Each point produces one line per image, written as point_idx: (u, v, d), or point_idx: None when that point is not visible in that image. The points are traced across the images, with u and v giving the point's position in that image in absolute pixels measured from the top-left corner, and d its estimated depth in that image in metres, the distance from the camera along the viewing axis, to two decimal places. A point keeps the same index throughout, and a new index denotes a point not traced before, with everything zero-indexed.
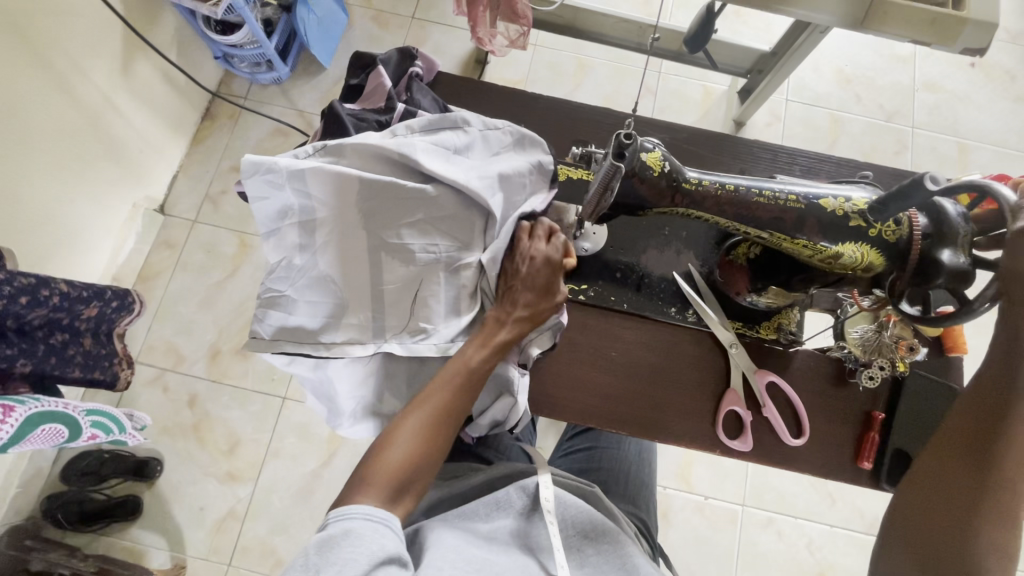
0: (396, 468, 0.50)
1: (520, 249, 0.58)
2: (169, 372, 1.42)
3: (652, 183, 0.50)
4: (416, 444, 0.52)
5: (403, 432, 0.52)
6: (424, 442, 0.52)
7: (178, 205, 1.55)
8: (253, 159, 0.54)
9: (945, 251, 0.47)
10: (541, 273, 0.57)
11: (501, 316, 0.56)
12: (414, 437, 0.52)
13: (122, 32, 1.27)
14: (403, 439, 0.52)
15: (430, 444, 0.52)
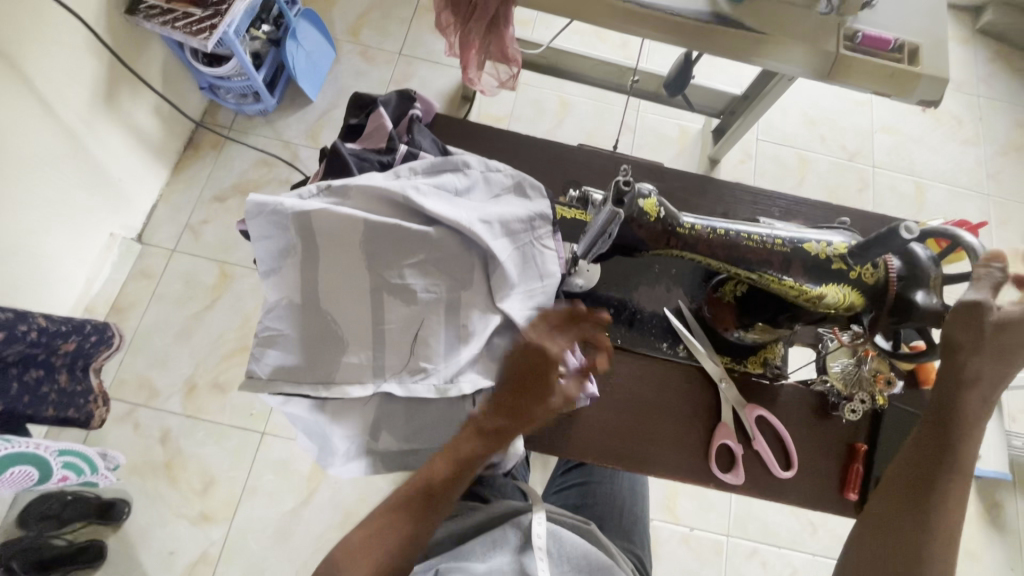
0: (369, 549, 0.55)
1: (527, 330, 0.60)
2: (141, 408, 1.37)
3: (649, 227, 0.53)
4: (390, 537, 0.55)
5: (382, 522, 0.56)
6: (398, 536, 0.55)
7: (157, 234, 1.51)
8: (259, 201, 0.56)
9: (920, 292, 0.50)
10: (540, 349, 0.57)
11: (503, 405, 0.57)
12: (391, 529, 0.55)
13: (108, 62, 1.26)
14: (380, 531, 0.55)
15: (405, 539, 0.55)
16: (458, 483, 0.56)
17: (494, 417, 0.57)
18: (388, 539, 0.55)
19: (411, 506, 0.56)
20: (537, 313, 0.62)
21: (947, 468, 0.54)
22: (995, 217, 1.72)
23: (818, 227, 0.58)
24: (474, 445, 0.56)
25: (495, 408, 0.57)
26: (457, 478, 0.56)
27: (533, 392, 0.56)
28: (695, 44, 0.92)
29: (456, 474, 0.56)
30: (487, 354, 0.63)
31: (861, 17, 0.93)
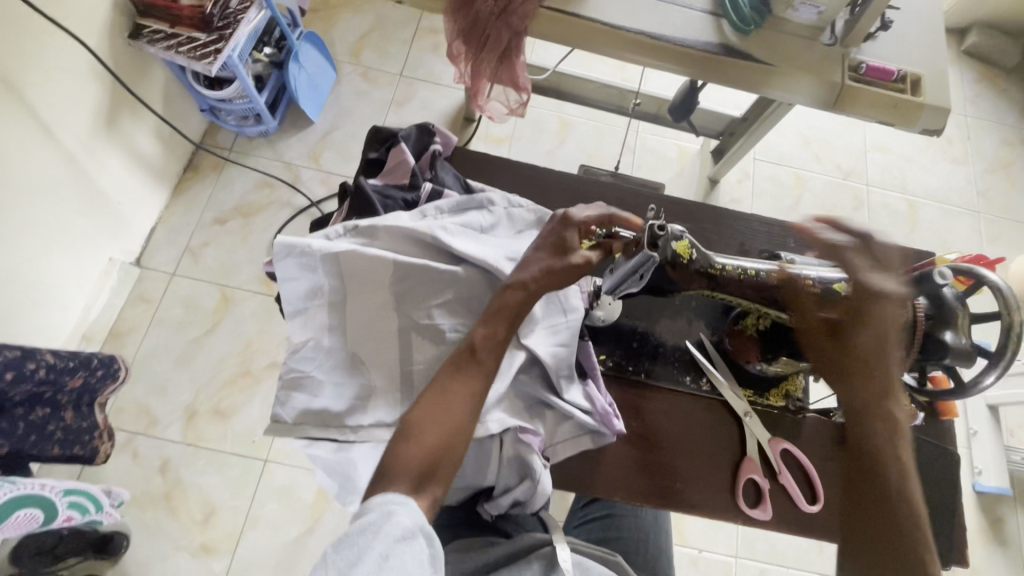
0: (422, 447, 0.50)
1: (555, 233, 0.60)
2: (140, 436, 1.34)
3: (682, 269, 0.54)
4: (430, 431, 0.51)
5: (418, 418, 0.52)
6: (439, 429, 0.51)
7: (155, 258, 1.49)
8: (286, 243, 0.56)
9: (948, 332, 0.52)
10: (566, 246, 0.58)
11: (532, 273, 0.57)
12: (428, 417, 0.52)
13: (110, 87, 1.25)
14: (427, 433, 0.51)
15: (447, 434, 0.51)
16: (484, 356, 0.55)
17: (521, 284, 0.57)
18: (429, 434, 0.51)
19: (441, 398, 0.53)
20: (565, 350, 0.64)
21: (884, 496, 0.50)
22: (986, 234, 1.75)
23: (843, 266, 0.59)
24: (487, 321, 0.56)
25: (519, 276, 0.57)
26: (483, 352, 0.55)
27: (565, 258, 0.57)
28: (704, 75, 0.93)
29: (480, 348, 0.55)
30: (513, 390, 0.64)
31: (865, 48, 0.95)
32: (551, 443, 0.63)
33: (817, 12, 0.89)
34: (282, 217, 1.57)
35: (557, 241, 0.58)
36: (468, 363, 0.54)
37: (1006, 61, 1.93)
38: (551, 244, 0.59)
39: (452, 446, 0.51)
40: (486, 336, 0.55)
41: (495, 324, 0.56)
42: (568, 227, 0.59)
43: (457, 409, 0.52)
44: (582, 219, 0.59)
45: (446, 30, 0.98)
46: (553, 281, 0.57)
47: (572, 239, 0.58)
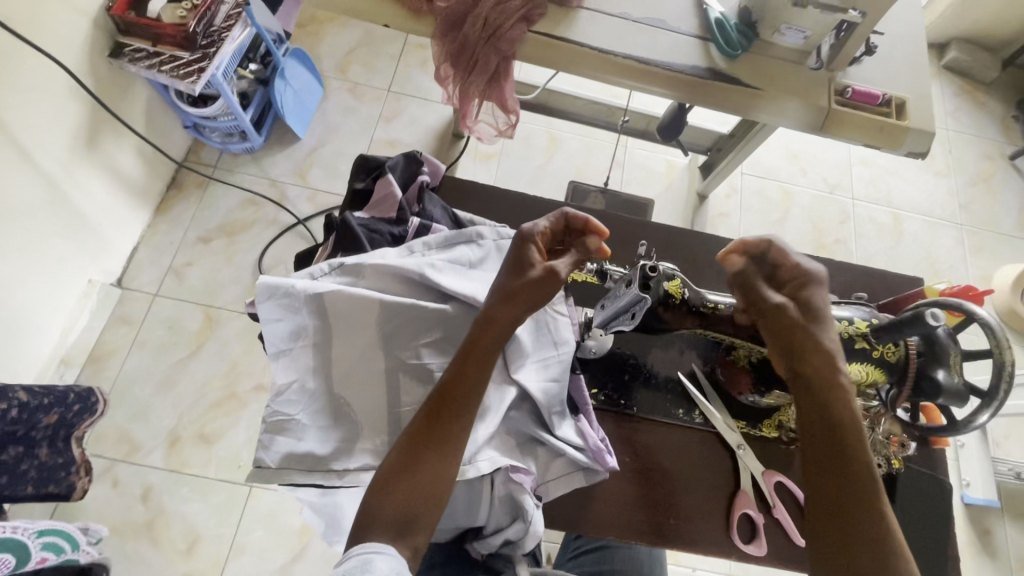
0: (399, 493, 0.48)
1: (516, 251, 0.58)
2: (120, 463, 1.30)
3: (674, 308, 0.57)
4: (404, 481, 0.49)
5: (392, 469, 0.50)
6: (411, 480, 0.49)
7: (137, 278, 1.46)
8: (268, 284, 0.54)
9: (941, 371, 0.51)
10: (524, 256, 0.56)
11: (493, 299, 0.55)
12: (402, 467, 0.50)
13: (90, 107, 1.23)
14: (399, 477, 0.49)
15: (422, 484, 0.49)
16: (457, 398, 0.52)
17: (490, 321, 0.55)
18: (403, 485, 0.49)
19: (415, 447, 0.51)
20: (556, 386, 0.63)
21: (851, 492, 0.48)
22: (969, 246, 1.77)
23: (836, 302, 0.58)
24: (458, 362, 0.54)
25: (487, 310, 0.55)
26: (456, 395, 0.52)
27: (526, 273, 0.55)
28: (692, 98, 0.93)
29: (453, 390, 0.53)
30: (504, 427, 0.63)
31: (850, 72, 0.95)
32: (543, 480, 0.62)
33: (802, 37, 0.90)
34: (268, 235, 1.54)
35: (517, 258, 0.56)
36: (442, 408, 0.52)
37: (985, 76, 1.95)
38: (511, 265, 0.56)
39: (427, 496, 0.49)
40: (458, 377, 0.53)
41: (468, 364, 0.53)
42: (525, 242, 0.56)
43: (431, 456, 0.50)
44: (537, 230, 0.57)
45: (433, 53, 0.97)
46: (515, 305, 0.54)
47: (530, 252, 0.55)
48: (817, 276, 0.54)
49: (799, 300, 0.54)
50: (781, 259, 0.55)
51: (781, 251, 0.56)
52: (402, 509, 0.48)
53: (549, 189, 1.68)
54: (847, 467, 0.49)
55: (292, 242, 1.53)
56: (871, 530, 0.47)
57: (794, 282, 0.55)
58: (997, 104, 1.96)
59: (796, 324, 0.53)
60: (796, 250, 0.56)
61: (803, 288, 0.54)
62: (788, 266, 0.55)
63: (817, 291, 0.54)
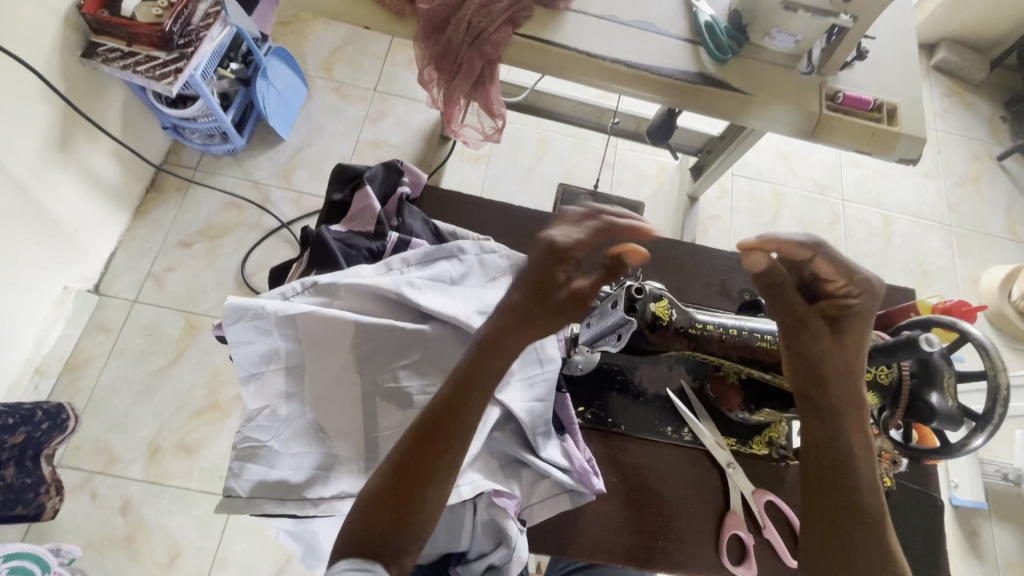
0: (389, 519, 0.45)
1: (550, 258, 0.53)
2: (99, 475, 1.26)
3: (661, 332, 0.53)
4: (390, 501, 0.46)
5: (378, 487, 0.47)
6: (394, 498, 0.46)
7: (116, 284, 1.41)
8: (236, 305, 0.51)
9: (933, 394, 0.50)
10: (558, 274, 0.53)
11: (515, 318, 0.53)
12: (388, 487, 0.47)
13: (63, 109, 1.18)
14: (385, 501, 0.46)
15: (409, 506, 0.46)
16: (455, 418, 0.50)
17: (499, 341, 0.52)
18: (389, 504, 0.46)
19: (405, 467, 0.47)
20: (541, 406, 0.61)
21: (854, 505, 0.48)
22: (957, 247, 1.77)
23: None
24: (456, 381, 0.51)
25: (499, 328, 0.53)
26: (454, 417, 0.49)
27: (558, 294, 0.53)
28: (682, 104, 0.91)
29: (451, 410, 0.50)
30: (487, 449, 0.61)
31: (841, 77, 0.94)
32: (528, 503, 0.60)
33: (793, 41, 0.89)
34: (251, 239, 1.50)
35: (546, 275, 0.53)
36: (437, 428, 0.49)
37: (974, 77, 1.95)
38: (548, 283, 0.53)
39: (413, 518, 0.46)
40: (456, 399, 0.50)
41: (468, 384, 0.51)
42: (559, 257, 0.53)
43: (424, 477, 0.47)
44: (571, 244, 0.53)
45: (416, 56, 0.95)
46: (525, 325, 0.53)
47: (562, 274, 0.53)
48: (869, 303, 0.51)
49: (838, 322, 0.51)
50: (835, 274, 0.51)
51: (832, 263, 0.51)
52: (384, 531, 0.44)
53: (538, 191, 1.65)
54: (861, 484, 0.48)
55: (276, 246, 1.50)
56: (875, 546, 0.47)
57: (838, 302, 0.51)
58: (985, 105, 1.96)
59: (828, 344, 0.50)
60: (850, 263, 0.51)
61: (848, 311, 0.51)
62: (840, 283, 0.51)
63: (857, 315, 0.51)
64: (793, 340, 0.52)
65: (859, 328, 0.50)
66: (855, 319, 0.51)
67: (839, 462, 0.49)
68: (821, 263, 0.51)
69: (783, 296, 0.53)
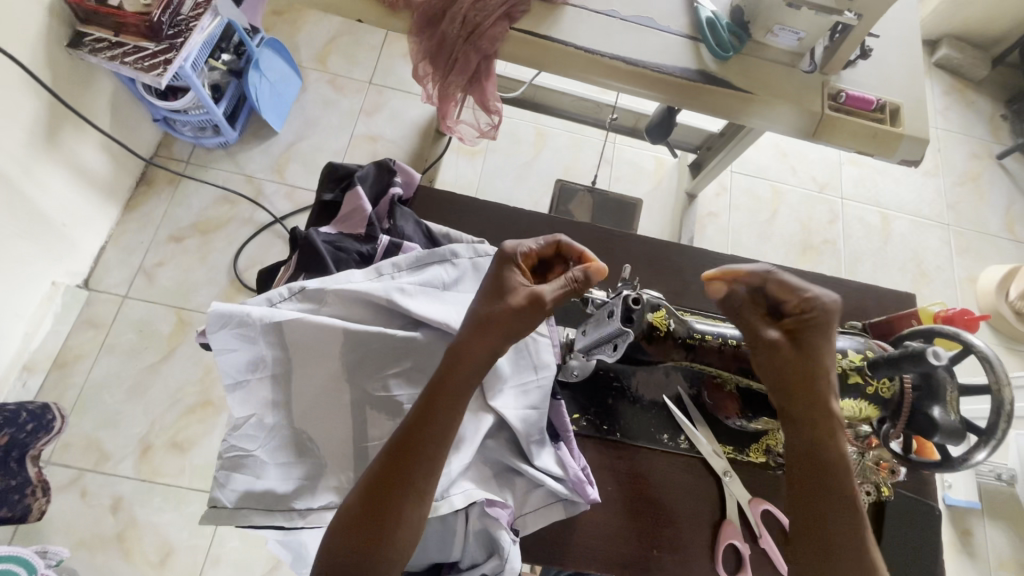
0: (362, 536, 0.45)
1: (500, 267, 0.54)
2: (89, 473, 1.24)
3: (658, 342, 0.54)
4: (363, 526, 0.45)
5: (351, 512, 0.46)
6: (366, 523, 0.46)
7: (106, 279, 1.39)
8: (219, 312, 0.50)
9: (937, 408, 0.48)
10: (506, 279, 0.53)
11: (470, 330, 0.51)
12: (361, 511, 0.46)
13: (48, 100, 1.15)
14: (359, 519, 0.46)
15: (382, 529, 0.46)
16: (421, 437, 0.48)
17: (461, 352, 0.51)
18: (362, 529, 0.45)
19: (377, 491, 0.47)
20: (535, 414, 0.60)
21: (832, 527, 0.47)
22: (956, 247, 1.75)
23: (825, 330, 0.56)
24: (424, 399, 0.50)
25: (459, 341, 0.51)
26: (420, 436, 0.48)
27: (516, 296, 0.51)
28: (682, 103, 0.90)
29: (417, 428, 0.49)
30: (480, 457, 0.60)
31: (844, 76, 0.92)
32: (521, 513, 0.59)
33: (796, 38, 0.87)
34: (244, 234, 1.47)
35: (501, 282, 0.53)
36: (406, 447, 0.48)
37: (976, 74, 1.93)
38: (499, 291, 0.52)
39: (388, 542, 0.45)
40: (422, 417, 0.49)
41: (433, 402, 0.50)
42: (510, 263, 0.53)
43: (396, 500, 0.46)
44: (522, 252, 0.54)
45: (411, 51, 0.92)
46: (484, 335, 0.51)
47: (512, 278, 0.52)
48: (830, 314, 0.50)
49: (801, 337, 0.50)
50: (789, 293, 0.52)
51: (783, 283, 0.52)
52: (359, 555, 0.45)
53: (535, 187, 1.63)
54: (833, 501, 0.47)
55: (269, 241, 1.47)
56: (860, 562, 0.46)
57: (799, 318, 0.51)
58: (986, 103, 1.94)
59: (790, 361, 0.50)
60: (801, 281, 0.52)
61: (807, 326, 0.50)
62: (795, 301, 0.52)
63: (821, 330, 0.50)
64: (760, 363, 0.51)
65: (822, 340, 0.49)
66: (817, 331, 0.50)
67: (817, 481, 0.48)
68: (773, 285, 0.53)
69: (744, 320, 0.53)
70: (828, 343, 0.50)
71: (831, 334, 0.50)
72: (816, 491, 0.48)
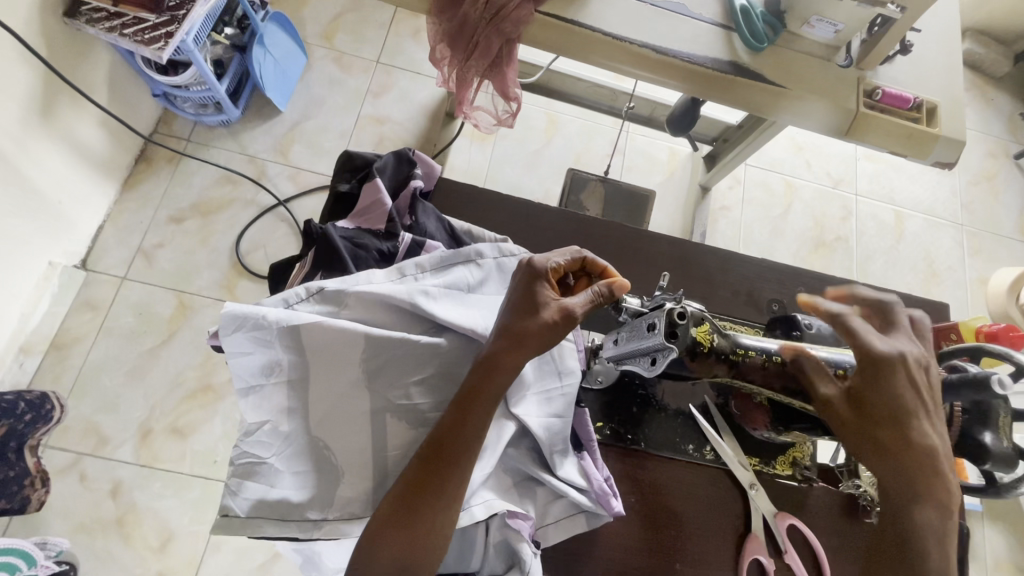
0: (394, 545, 0.44)
1: (527, 282, 0.51)
2: (87, 458, 1.20)
3: (700, 358, 0.51)
4: (396, 532, 0.44)
5: (385, 518, 0.45)
6: (400, 530, 0.44)
7: (104, 260, 1.34)
8: (234, 313, 0.47)
9: (987, 433, 0.48)
10: (536, 293, 0.50)
11: (500, 339, 0.49)
12: (395, 518, 0.45)
13: (43, 71, 1.10)
14: (391, 526, 0.44)
15: (417, 538, 0.44)
16: (455, 442, 0.47)
17: (493, 362, 0.49)
18: (396, 535, 0.44)
19: (410, 497, 0.45)
20: (559, 422, 0.57)
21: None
22: (968, 248, 1.70)
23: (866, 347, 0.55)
24: (458, 402, 0.48)
25: (491, 349, 0.49)
26: (453, 443, 0.47)
27: (540, 315, 0.49)
28: (711, 95, 0.86)
29: (450, 432, 0.47)
30: (501, 466, 0.57)
31: (880, 72, 0.88)
32: (542, 524, 0.57)
33: (833, 31, 0.83)
34: (247, 216, 1.43)
35: (526, 297, 0.50)
36: (438, 452, 0.46)
37: (996, 71, 1.86)
38: (523, 302, 0.50)
39: (423, 549, 0.44)
40: (456, 423, 0.47)
41: (468, 406, 0.48)
42: (535, 278, 0.51)
43: (429, 506, 0.45)
44: (550, 267, 0.51)
45: (429, 33, 0.89)
46: (512, 342, 0.49)
47: (542, 291, 0.50)
48: (894, 356, 0.47)
49: (862, 388, 0.47)
50: (851, 337, 0.49)
51: (846, 326, 0.50)
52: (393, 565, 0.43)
53: (545, 175, 1.58)
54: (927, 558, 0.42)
55: (272, 224, 1.42)
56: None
57: (860, 366, 0.48)
58: (1006, 100, 1.88)
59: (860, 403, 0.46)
60: (870, 329, 0.49)
61: (871, 374, 0.47)
62: (853, 343, 0.49)
63: (897, 366, 0.46)
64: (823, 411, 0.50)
65: (885, 378, 0.46)
66: (881, 372, 0.46)
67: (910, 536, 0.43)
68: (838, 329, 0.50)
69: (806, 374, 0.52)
70: (903, 389, 0.46)
71: (899, 379, 0.46)
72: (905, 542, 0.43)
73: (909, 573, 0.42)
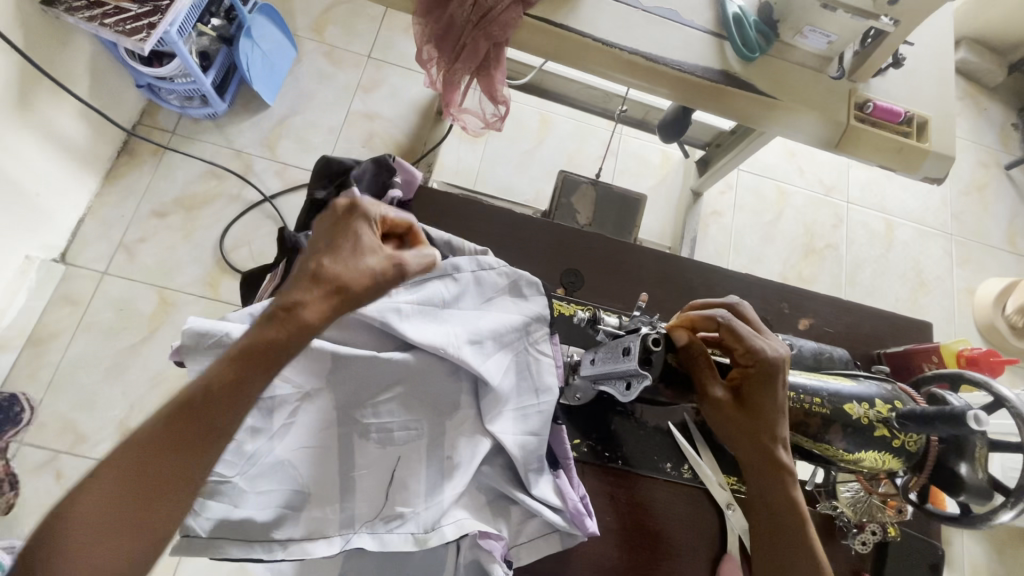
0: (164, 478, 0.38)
1: (343, 242, 0.45)
2: (64, 456, 1.13)
3: (676, 388, 0.52)
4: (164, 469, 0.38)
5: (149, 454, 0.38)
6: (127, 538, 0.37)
7: (84, 254, 1.29)
8: (196, 330, 0.47)
9: (963, 465, 0.49)
10: (354, 244, 0.45)
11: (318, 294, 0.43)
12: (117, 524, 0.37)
13: (19, 62, 1.06)
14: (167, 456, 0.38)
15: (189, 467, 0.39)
16: (210, 418, 0.39)
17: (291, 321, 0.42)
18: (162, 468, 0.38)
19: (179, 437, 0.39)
20: (535, 440, 0.55)
21: (790, 554, 0.48)
22: (957, 258, 1.70)
23: (845, 375, 0.56)
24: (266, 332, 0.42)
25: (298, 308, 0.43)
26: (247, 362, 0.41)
27: (371, 265, 0.45)
28: (701, 104, 0.85)
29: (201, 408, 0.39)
30: (473, 484, 0.56)
31: (873, 85, 0.87)
32: (515, 543, 0.55)
33: (826, 41, 0.82)
34: (232, 211, 1.39)
35: (345, 248, 0.45)
36: (178, 438, 0.39)
37: (989, 80, 1.86)
38: (342, 259, 0.45)
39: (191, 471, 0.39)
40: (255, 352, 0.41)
41: (235, 383, 0.40)
42: (356, 221, 0.46)
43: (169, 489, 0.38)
44: (374, 212, 0.46)
45: (415, 33, 0.88)
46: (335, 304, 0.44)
47: (363, 236, 0.45)
48: (776, 364, 0.49)
49: (745, 390, 0.50)
50: (735, 341, 0.50)
51: (736, 333, 0.50)
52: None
53: (537, 176, 1.55)
54: (788, 535, 0.49)
55: (258, 220, 1.38)
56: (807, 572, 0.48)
57: (746, 369, 0.50)
58: (998, 111, 1.87)
59: (732, 416, 0.50)
60: (751, 333, 0.50)
61: (754, 379, 0.49)
62: (742, 349, 0.50)
63: (774, 381, 0.49)
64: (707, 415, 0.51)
65: (767, 390, 0.49)
66: (761, 384, 0.49)
67: (790, 516, 0.49)
68: (726, 333, 0.50)
69: (694, 369, 0.51)
70: (783, 390, 0.50)
71: (777, 382, 0.49)
72: (780, 523, 0.49)
73: (776, 539, 0.49)
